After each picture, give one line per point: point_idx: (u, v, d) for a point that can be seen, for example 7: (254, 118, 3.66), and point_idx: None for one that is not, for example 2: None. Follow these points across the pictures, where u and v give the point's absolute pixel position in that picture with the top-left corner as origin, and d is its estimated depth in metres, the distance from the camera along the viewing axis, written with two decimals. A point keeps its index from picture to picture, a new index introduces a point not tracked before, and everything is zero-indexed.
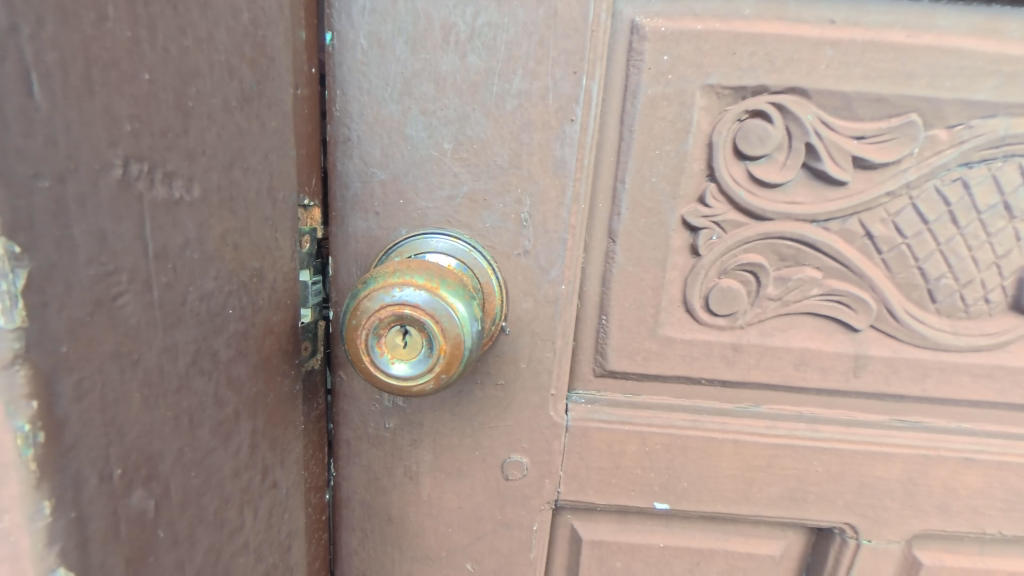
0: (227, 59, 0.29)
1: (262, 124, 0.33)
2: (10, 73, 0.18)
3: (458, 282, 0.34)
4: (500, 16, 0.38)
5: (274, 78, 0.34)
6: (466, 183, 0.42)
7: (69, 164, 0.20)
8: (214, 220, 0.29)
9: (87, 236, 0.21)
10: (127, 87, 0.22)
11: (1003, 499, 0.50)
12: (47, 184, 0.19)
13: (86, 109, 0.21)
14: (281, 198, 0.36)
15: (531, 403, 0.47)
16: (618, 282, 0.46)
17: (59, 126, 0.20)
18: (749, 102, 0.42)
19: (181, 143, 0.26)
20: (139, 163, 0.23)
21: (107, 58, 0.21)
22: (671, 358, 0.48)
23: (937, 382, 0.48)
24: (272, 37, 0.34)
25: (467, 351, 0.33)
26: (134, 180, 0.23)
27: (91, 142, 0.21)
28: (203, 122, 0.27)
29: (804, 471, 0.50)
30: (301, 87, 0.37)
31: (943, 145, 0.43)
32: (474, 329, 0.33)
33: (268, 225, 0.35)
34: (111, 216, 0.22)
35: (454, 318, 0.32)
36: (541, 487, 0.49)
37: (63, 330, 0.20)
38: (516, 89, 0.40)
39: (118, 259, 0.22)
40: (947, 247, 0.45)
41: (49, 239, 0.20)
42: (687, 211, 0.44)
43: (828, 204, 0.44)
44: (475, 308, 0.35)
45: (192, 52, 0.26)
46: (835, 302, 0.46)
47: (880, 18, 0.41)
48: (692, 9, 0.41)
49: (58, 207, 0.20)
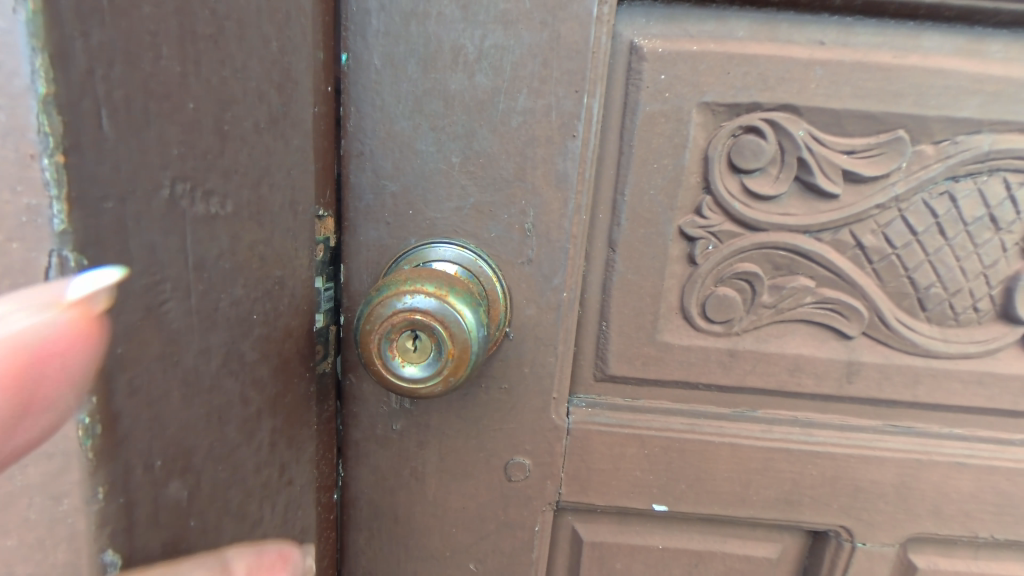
0: (258, 86, 0.31)
1: (286, 143, 0.35)
2: (87, 109, 0.21)
3: (466, 290, 0.36)
4: (507, 38, 0.40)
5: (297, 100, 0.36)
6: (473, 195, 0.44)
7: (129, 186, 0.23)
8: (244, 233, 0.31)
9: (140, 249, 0.24)
10: (176, 116, 0.25)
11: (994, 503, 0.52)
12: (112, 205, 0.22)
13: (144, 137, 0.23)
14: (302, 211, 0.38)
15: (535, 406, 0.49)
16: (617, 290, 0.48)
17: (122, 153, 0.22)
18: (743, 118, 0.44)
19: (219, 163, 0.28)
20: (183, 183, 0.26)
21: (161, 92, 0.24)
22: (670, 363, 0.50)
23: (928, 387, 0.50)
24: (296, 62, 0.36)
25: (474, 355, 0.35)
26: (178, 199, 0.26)
27: (147, 167, 0.24)
28: (238, 143, 0.30)
29: (799, 475, 0.51)
30: (319, 105, 0.39)
31: (930, 159, 0.45)
32: (480, 335, 0.35)
33: (290, 236, 0.37)
34: (161, 231, 0.25)
35: (462, 324, 0.34)
36: (543, 488, 0.51)
37: (121, 334, 0.23)
38: (522, 107, 0.42)
39: (165, 270, 0.25)
40: (936, 258, 0.47)
41: (112, 252, 0.22)
42: (684, 222, 0.46)
43: (820, 215, 0.46)
44: (484, 320, 0.36)
45: (230, 80, 0.29)
46: (828, 309, 0.48)
47: (869, 40, 0.43)
48: (688, 31, 0.43)
49: (120, 224, 0.23)
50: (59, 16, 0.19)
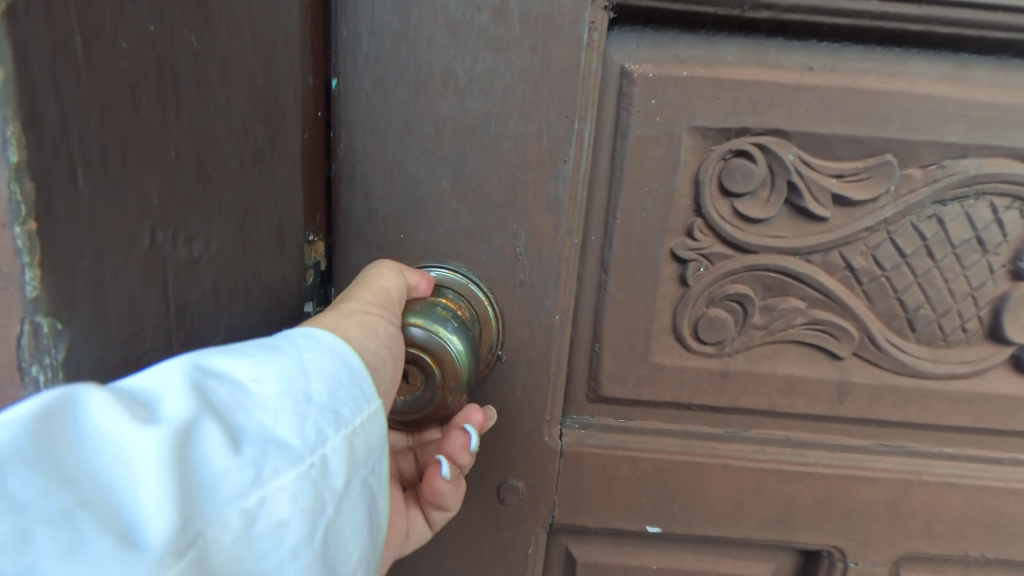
0: (242, 122, 0.31)
1: (273, 175, 0.35)
2: (59, 170, 0.21)
3: (418, 300, 0.38)
4: (497, 63, 0.40)
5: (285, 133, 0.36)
6: (464, 219, 0.44)
7: (106, 243, 0.23)
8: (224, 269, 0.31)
9: (120, 306, 0.24)
10: (155, 161, 0.25)
11: (984, 522, 0.52)
12: (88, 265, 0.22)
13: (120, 186, 0.23)
14: (288, 244, 0.38)
15: (527, 428, 0.48)
16: (610, 311, 0.48)
17: (95, 208, 0.22)
18: (733, 141, 0.44)
19: (202, 206, 0.29)
20: (164, 232, 0.26)
21: (140, 140, 0.24)
22: (662, 384, 0.50)
23: (918, 407, 0.50)
24: (283, 94, 0.35)
25: (456, 347, 0.36)
26: (160, 248, 0.26)
27: (126, 223, 0.24)
28: (221, 183, 0.30)
29: (792, 495, 0.51)
30: (309, 133, 0.39)
31: (917, 183, 0.45)
32: (450, 330, 0.37)
33: (280, 266, 0.37)
34: (140, 283, 0.25)
35: (428, 333, 0.36)
36: (536, 510, 0.51)
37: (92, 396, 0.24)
38: (512, 131, 0.42)
39: (145, 321, 0.26)
40: (924, 280, 0.47)
41: (88, 316, 0.23)
42: (675, 244, 0.46)
43: (809, 237, 0.46)
44: (447, 317, 0.38)
45: (213, 119, 0.29)
46: (819, 330, 0.48)
47: (856, 64, 0.44)
48: (678, 56, 0.43)
49: (94, 283, 0.23)
50: (30, 77, 0.19)
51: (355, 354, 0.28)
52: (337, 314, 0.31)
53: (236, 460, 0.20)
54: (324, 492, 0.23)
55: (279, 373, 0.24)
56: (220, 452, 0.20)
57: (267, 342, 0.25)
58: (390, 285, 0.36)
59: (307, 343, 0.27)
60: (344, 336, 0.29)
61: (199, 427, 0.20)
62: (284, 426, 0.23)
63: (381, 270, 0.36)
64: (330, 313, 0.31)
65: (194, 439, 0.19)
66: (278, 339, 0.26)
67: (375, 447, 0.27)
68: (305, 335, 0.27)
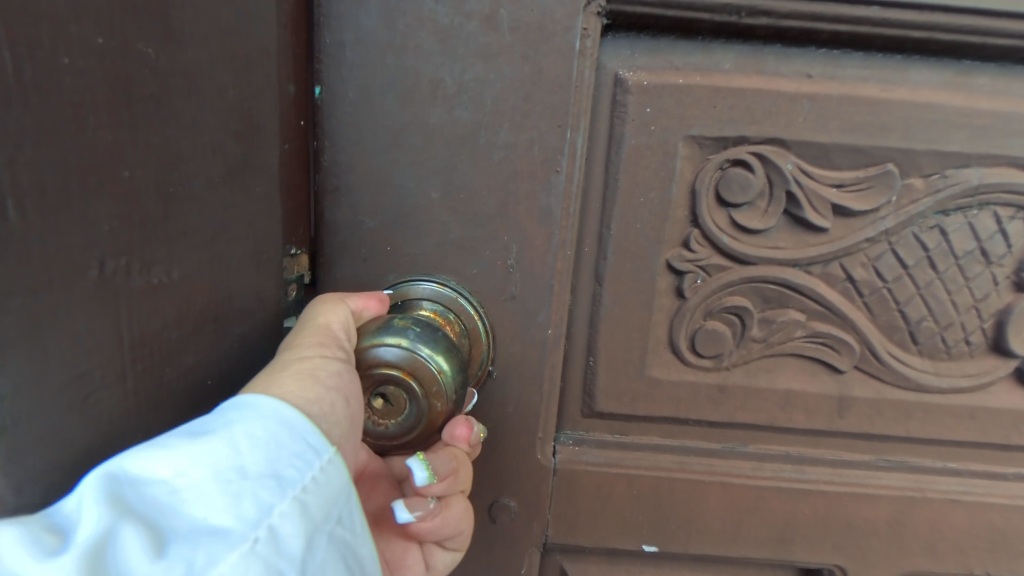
0: (211, 139, 0.30)
1: (247, 192, 0.34)
2: None
3: (381, 317, 0.37)
4: (487, 71, 0.39)
5: (261, 146, 0.35)
6: (453, 231, 0.42)
7: (46, 278, 0.23)
8: (192, 289, 0.31)
9: (64, 342, 0.24)
10: (108, 188, 0.25)
11: (989, 539, 0.51)
12: (21, 301, 0.22)
13: (67, 215, 0.23)
14: (267, 258, 0.37)
15: (520, 445, 0.47)
16: (604, 325, 0.46)
17: (38, 239, 0.22)
18: (730, 151, 0.43)
19: (162, 231, 0.28)
20: (115, 260, 0.26)
21: (89, 165, 0.24)
22: (658, 399, 0.48)
23: (920, 422, 0.49)
24: (259, 106, 0.34)
25: (424, 351, 0.34)
26: (112, 277, 0.26)
27: (72, 251, 0.24)
28: (185, 204, 0.29)
29: (792, 513, 0.49)
30: (288, 142, 0.38)
31: (919, 193, 0.44)
32: (413, 336, 0.35)
33: (256, 284, 0.36)
34: (87, 314, 0.25)
35: (392, 346, 0.34)
36: (530, 530, 0.49)
37: (39, 434, 0.24)
38: (502, 141, 0.40)
39: (92, 357, 0.25)
40: (926, 292, 0.46)
41: (23, 355, 0.23)
42: (671, 256, 0.45)
43: (808, 249, 0.45)
44: (414, 326, 0.36)
45: (176, 138, 0.28)
46: (819, 343, 0.47)
47: (856, 72, 0.43)
48: (673, 63, 0.42)
49: (33, 315, 0.23)
50: None
51: (291, 409, 0.27)
52: (272, 372, 0.30)
53: (161, 564, 0.20)
54: (278, 562, 0.23)
55: (204, 459, 0.23)
56: (141, 558, 0.20)
57: (197, 425, 0.25)
58: (332, 319, 0.35)
59: (236, 413, 0.25)
60: (281, 395, 0.29)
61: (117, 539, 0.20)
62: (213, 514, 0.22)
63: (323, 304, 0.35)
64: (265, 373, 0.30)
65: (111, 552, 0.20)
66: (210, 417, 0.25)
67: (331, 502, 0.26)
68: (238, 405, 0.26)
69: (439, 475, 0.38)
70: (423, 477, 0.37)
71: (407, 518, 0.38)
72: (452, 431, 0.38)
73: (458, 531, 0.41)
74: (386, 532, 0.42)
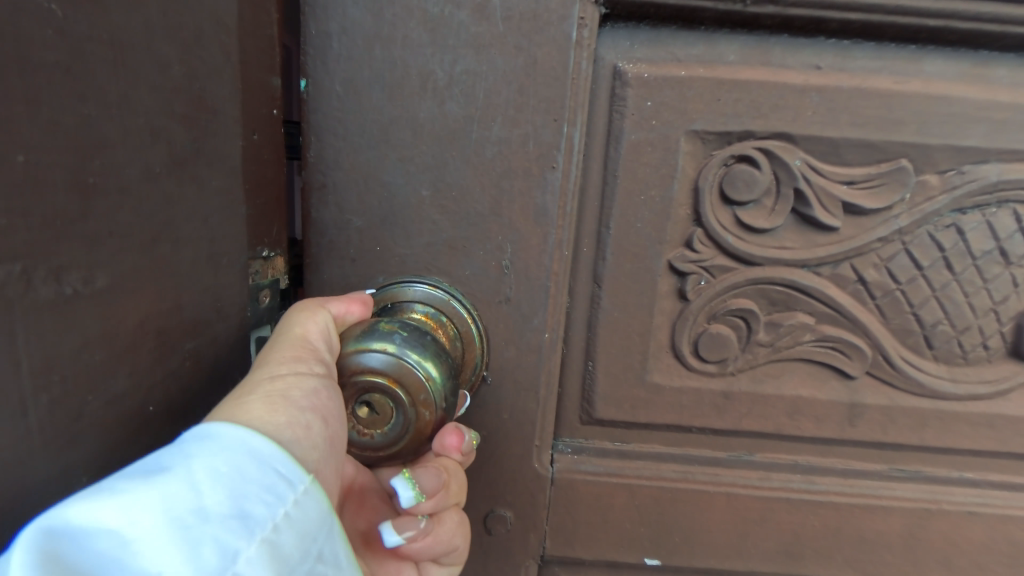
0: (148, 123, 0.27)
1: (199, 186, 0.31)
2: None
3: (368, 321, 0.35)
4: (479, 63, 0.37)
5: (217, 133, 0.32)
6: (445, 230, 0.40)
7: None
8: (139, 296, 0.28)
9: None
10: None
11: (1008, 554, 0.48)
12: None
13: None
14: (226, 263, 0.34)
15: (515, 454, 0.45)
16: (603, 328, 0.45)
17: None
18: (736, 146, 0.41)
19: (77, 229, 0.24)
20: (10, 265, 0.21)
21: None
22: (660, 406, 0.46)
23: (935, 430, 0.47)
24: (213, 86, 0.31)
25: (411, 357, 0.32)
26: (7, 285, 0.21)
27: None
28: (110, 197, 0.25)
29: (800, 526, 0.47)
30: (258, 132, 0.36)
31: (934, 190, 0.42)
32: (399, 342, 0.33)
33: (211, 292, 0.34)
34: None
35: (378, 353, 0.32)
36: (526, 541, 0.47)
37: None
38: (496, 136, 0.39)
39: None
40: (943, 294, 0.44)
41: None
42: (673, 256, 0.43)
43: (817, 249, 0.43)
44: (402, 330, 0.34)
45: (98, 120, 0.24)
46: (828, 348, 0.45)
47: (867, 64, 0.41)
48: (675, 55, 0.40)
49: None
50: None
51: (261, 438, 0.25)
52: (242, 394, 0.29)
53: None
54: None
55: (159, 502, 0.20)
56: None
57: (148, 464, 0.22)
58: (310, 328, 0.33)
59: (198, 447, 0.23)
60: (250, 420, 0.27)
61: None
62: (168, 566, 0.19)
63: (301, 312, 0.34)
64: (234, 394, 0.29)
65: None
66: (164, 453, 0.23)
67: (303, 543, 0.24)
68: (199, 437, 0.24)
69: (427, 492, 0.36)
70: (410, 495, 0.36)
71: (397, 541, 0.36)
72: (441, 442, 0.37)
73: (452, 547, 0.39)
74: (378, 551, 0.40)
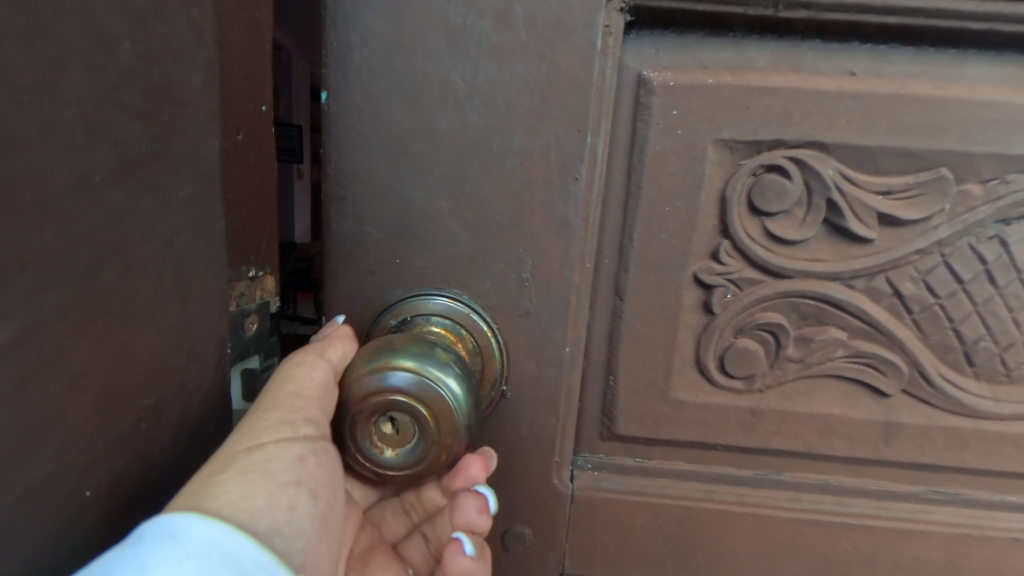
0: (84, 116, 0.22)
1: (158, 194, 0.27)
2: None
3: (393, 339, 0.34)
4: (501, 72, 0.37)
5: (185, 132, 0.29)
6: (464, 243, 0.40)
7: None
8: (79, 334, 0.22)
9: None
10: None
11: None
12: None
13: None
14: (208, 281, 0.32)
15: (535, 471, 0.44)
16: (626, 343, 0.43)
17: None
18: (766, 155, 0.39)
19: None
20: None
21: None
22: (684, 423, 0.45)
23: (977, 452, 0.45)
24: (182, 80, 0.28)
25: (438, 382, 0.32)
26: None
27: None
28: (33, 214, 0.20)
29: (832, 549, 0.45)
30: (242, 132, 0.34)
31: (977, 200, 0.40)
32: (426, 364, 0.32)
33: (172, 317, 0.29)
34: None
35: (404, 375, 0.31)
36: (545, 560, 0.46)
37: None
38: (517, 146, 0.38)
39: None
40: (985, 309, 0.41)
41: None
42: (699, 268, 0.42)
43: (851, 261, 0.41)
44: (430, 349, 0.33)
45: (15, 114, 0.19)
46: (862, 364, 0.43)
47: (905, 68, 0.39)
48: (702, 61, 0.39)
49: None
50: None
51: (229, 532, 0.25)
52: (214, 471, 0.28)
53: None
54: None
55: None
56: None
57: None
58: (305, 383, 0.33)
59: (157, 553, 0.22)
60: (218, 508, 0.27)
61: None
62: None
63: (299, 366, 0.33)
64: (210, 468, 0.29)
65: None
66: (120, 559, 0.22)
67: None
68: (160, 538, 0.23)
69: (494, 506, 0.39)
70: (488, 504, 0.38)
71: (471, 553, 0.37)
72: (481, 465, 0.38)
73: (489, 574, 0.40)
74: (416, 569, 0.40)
